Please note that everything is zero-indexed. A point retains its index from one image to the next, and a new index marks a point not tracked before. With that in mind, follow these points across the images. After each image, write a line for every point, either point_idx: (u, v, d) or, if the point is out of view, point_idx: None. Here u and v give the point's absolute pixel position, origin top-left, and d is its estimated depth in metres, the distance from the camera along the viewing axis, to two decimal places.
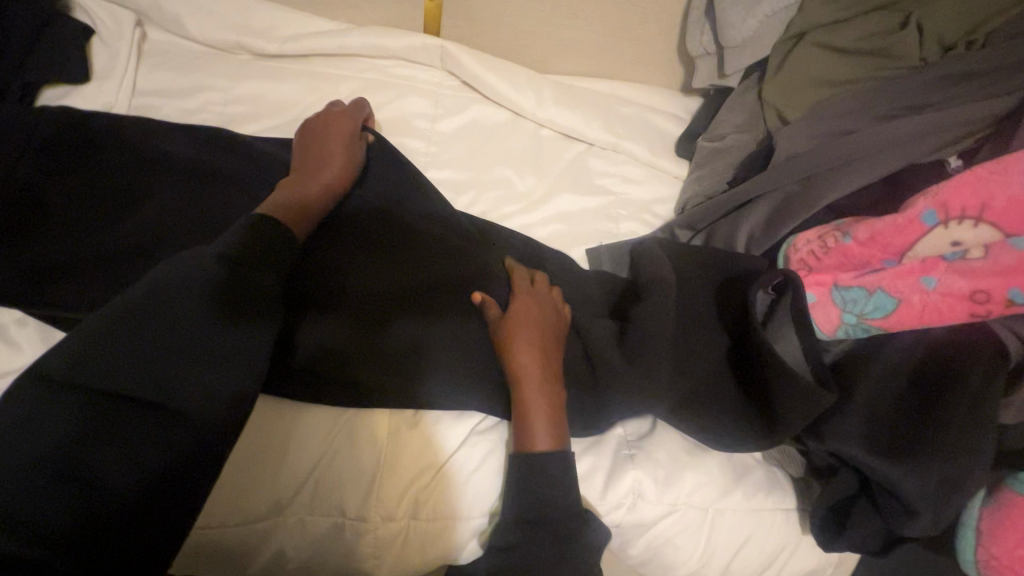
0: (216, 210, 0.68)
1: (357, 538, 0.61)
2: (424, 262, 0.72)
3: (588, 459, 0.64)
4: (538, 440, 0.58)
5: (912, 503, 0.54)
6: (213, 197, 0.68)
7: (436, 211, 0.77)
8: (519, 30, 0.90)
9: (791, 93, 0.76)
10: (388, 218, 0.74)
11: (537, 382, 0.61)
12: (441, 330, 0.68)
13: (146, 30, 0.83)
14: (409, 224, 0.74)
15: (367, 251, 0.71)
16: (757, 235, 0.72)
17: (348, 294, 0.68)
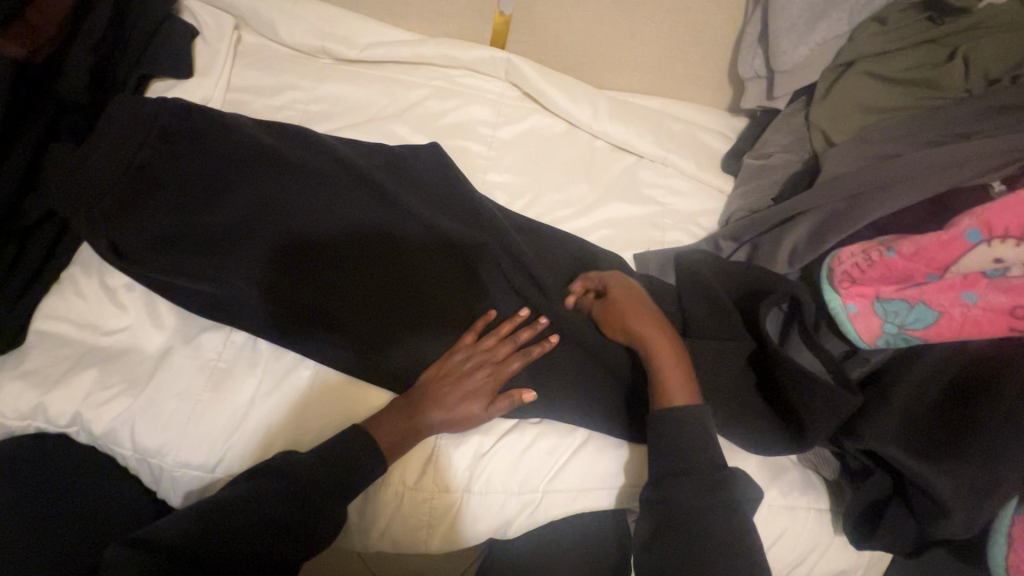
0: (290, 200, 0.73)
1: (414, 505, 0.66)
2: (417, 275, 0.72)
3: (631, 449, 0.69)
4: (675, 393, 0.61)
5: (947, 505, 0.56)
6: (290, 187, 0.74)
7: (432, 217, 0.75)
8: (579, 48, 0.96)
9: (838, 117, 0.81)
10: (380, 229, 0.74)
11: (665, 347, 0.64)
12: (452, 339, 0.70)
13: (241, 33, 0.91)
14: (400, 238, 0.74)
15: (357, 265, 0.72)
16: (801, 247, 0.75)
17: (375, 300, 0.70)
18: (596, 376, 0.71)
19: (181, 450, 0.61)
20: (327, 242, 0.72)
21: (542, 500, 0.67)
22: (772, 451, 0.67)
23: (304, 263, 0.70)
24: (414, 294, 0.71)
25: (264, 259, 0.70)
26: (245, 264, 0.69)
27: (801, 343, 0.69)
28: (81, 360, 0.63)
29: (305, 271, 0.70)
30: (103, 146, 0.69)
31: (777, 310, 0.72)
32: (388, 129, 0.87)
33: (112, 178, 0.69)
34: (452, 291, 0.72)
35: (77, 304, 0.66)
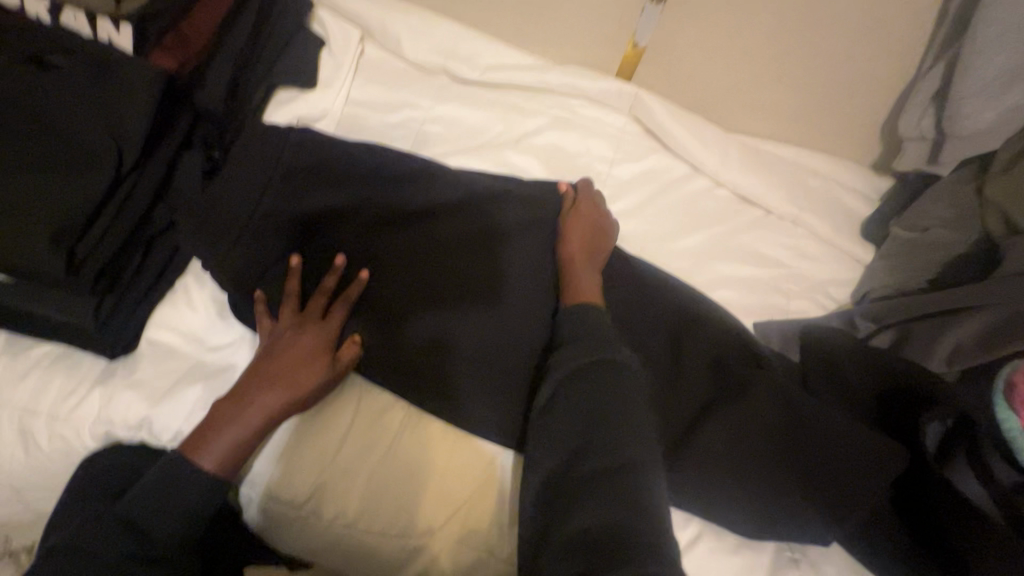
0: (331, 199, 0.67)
1: (501, 573, 0.61)
2: (440, 258, 0.67)
3: (745, 553, 0.63)
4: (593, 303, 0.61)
5: None
6: (334, 185, 0.68)
7: (458, 199, 0.70)
8: (712, 86, 0.88)
9: (1023, 196, 0.69)
10: (417, 213, 0.69)
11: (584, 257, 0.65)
12: (470, 329, 0.66)
13: (366, 45, 0.90)
14: (416, 219, 0.68)
15: (377, 238, 0.67)
16: (965, 347, 0.65)
17: (392, 291, 0.66)
18: (713, 459, 0.63)
19: (276, 481, 0.61)
20: (352, 217, 0.68)
21: None
22: None
23: (330, 236, 0.67)
24: (436, 278, 0.67)
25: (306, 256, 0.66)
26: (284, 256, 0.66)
27: (964, 466, 0.59)
28: (184, 378, 0.62)
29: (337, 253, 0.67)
30: (230, 176, 0.65)
31: (939, 423, 0.62)
32: (503, 157, 0.84)
33: (232, 211, 0.64)
34: (477, 274, 0.67)
35: (187, 315, 0.65)
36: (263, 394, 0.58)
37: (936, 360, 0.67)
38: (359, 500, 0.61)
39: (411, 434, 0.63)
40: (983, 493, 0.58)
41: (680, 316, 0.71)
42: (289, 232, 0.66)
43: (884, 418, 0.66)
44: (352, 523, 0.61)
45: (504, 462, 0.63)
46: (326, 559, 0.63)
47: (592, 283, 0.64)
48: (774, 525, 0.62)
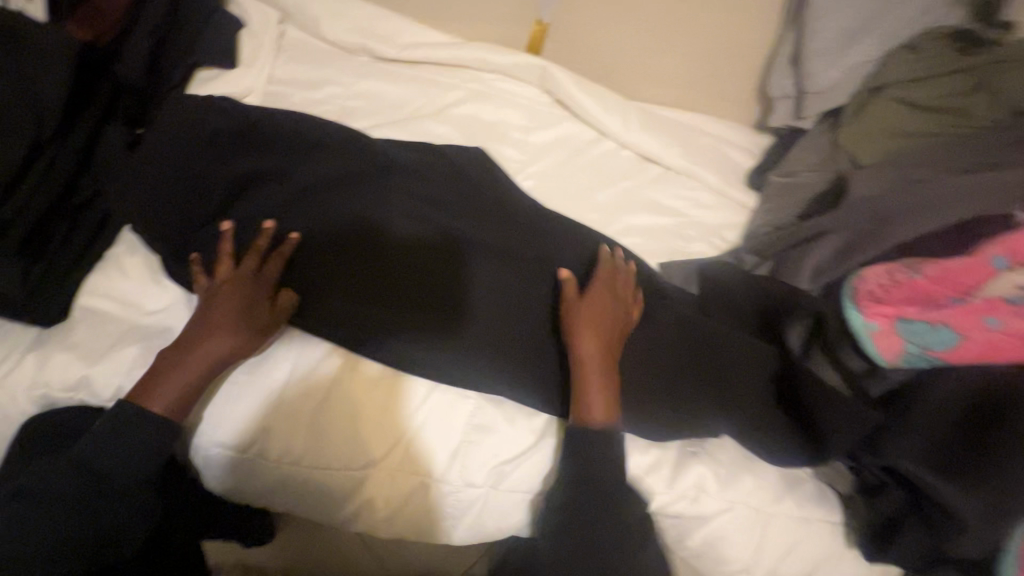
0: (318, 197, 0.73)
1: (441, 496, 0.67)
2: (395, 273, 0.72)
3: (654, 454, 0.69)
4: (591, 415, 0.64)
5: (962, 519, 0.58)
6: (324, 182, 0.75)
7: (405, 198, 0.77)
8: (612, 58, 0.98)
9: (864, 139, 0.83)
10: (344, 177, 0.75)
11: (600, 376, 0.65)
12: (436, 329, 0.70)
13: (285, 27, 0.94)
14: (403, 232, 0.74)
15: (332, 256, 0.71)
16: (826, 266, 0.76)
17: (365, 288, 0.71)
18: (621, 375, 0.71)
19: (222, 428, 0.64)
20: (307, 232, 0.71)
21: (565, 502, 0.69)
22: (794, 463, 0.68)
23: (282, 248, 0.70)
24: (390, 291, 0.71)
25: (238, 213, 0.71)
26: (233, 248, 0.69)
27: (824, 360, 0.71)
28: (120, 339, 0.64)
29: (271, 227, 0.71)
30: (162, 142, 0.71)
31: (800, 325, 0.72)
32: (425, 129, 0.89)
33: (167, 173, 0.70)
34: (430, 289, 0.72)
35: (119, 281, 0.67)
36: (186, 367, 0.61)
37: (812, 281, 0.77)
38: (301, 442, 0.65)
39: (355, 387, 0.67)
40: (836, 375, 0.70)
41: (590, 257, 0.78)
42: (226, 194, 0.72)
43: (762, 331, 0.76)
44: (298, 462, 0.65)
45: (435, 396, 0.68)
46: (276, 499, 0.68)
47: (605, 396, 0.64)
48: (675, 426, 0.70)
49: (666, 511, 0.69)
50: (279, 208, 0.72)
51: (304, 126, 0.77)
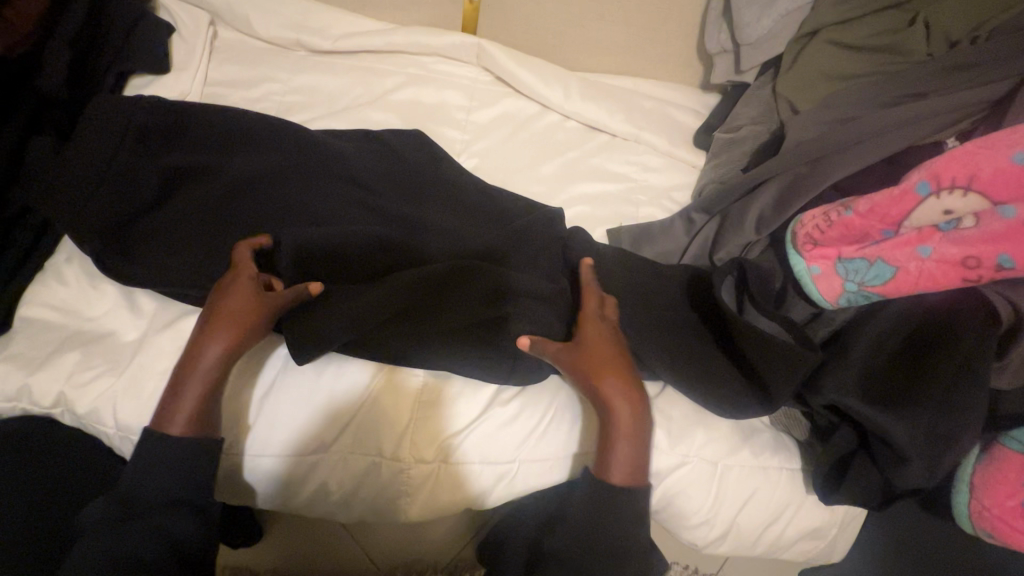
0: (317, 209, 0.74)
1: (391, 475, 0.67)
2: (427, 284, 0.69)
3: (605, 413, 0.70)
4: (615, 474, 0.62)
5: (906, 453, 0.58)
6: (312, 187, 0.75)
7: (362, 213, 0.76)
8: (548, 31, 0.98)
9: (802, 86, 0.81)
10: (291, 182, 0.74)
11: (633, 438, 0.61)
12: (462, 343, 0.69)
13: (219, 29, 0.94)
14: (421, 248, 0.73)
15: (380, 274, 0.71)
16: (767, 214, 0.74)
17: (373, 309, 0.66)
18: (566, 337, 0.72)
19: None
20: (349, 252, 0.71)
21: (519, 469, 0.69)
22: (741, 415, 0.68)
23: (317, 270, 0.69)
24: (435, 303, 0.69)
25: (173, 207, 0.72)
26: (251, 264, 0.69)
27: (757, 311, 0.70)
28: (62, 347, 0.65)
29: (214, 220, 0.71)
30: (88, 142, 0.71)
31: (728, 279, 0.74)
32: (364, 117, 0.89)
33: (94, 171, 0.70)
34: (481, 289, 0.70)
35: (60, 290, 0.69)
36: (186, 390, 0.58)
37: (724, 255, 0.78)
38: (237, 428, 0.66)
39: (328, 377, 0.68)
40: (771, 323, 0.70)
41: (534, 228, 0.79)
42: (159, 189, 0.72)
43: (696, 290, 0.76)
44: (231, 451, 0.66)
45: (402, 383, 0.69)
46: (234, 492, 0.68)
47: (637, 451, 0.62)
48: None
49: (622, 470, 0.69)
50: (212, 201, 0.72)
51: (245, 120, 0.78)
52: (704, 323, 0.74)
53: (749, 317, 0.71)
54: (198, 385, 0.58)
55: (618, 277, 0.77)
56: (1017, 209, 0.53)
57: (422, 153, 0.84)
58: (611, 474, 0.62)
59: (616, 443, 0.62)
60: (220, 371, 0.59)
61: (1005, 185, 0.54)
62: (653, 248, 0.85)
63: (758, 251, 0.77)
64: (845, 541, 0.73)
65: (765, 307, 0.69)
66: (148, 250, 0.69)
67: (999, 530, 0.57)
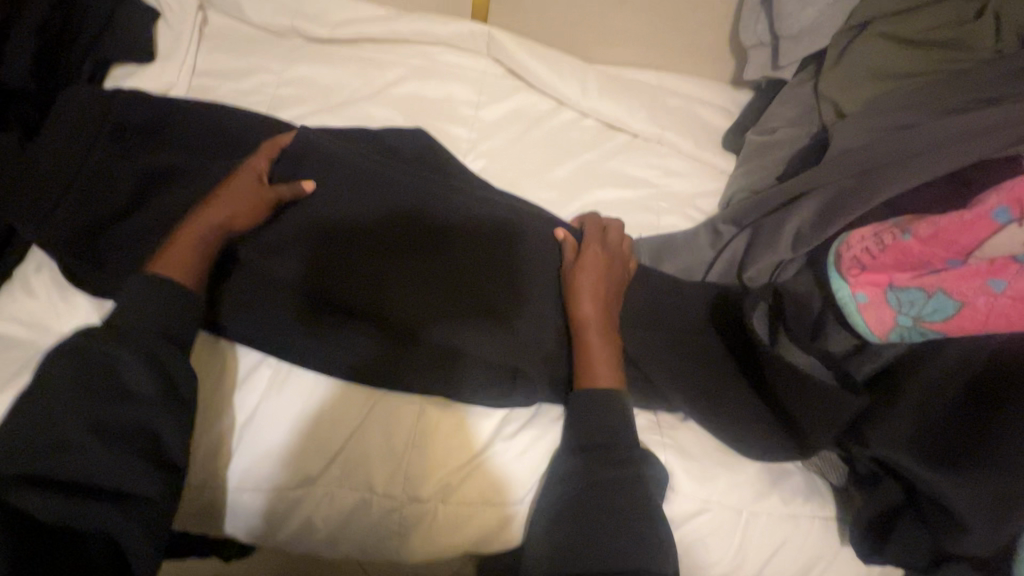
0: (323, 191, 0.68)
1: (383, 513, 0.61)
2: (436, 301, 0.65)
3: None
4: (600, 378, 0.60)
5: (965, 519, 0.50)
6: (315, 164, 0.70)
7: (373, 193, 0.69)
8: (565, 18, 0.90)
9: (849, 86, 0.73)
10: (327, 190, 0.67)
11: (608, 345, 0.62)
12: (486, 333, 0.64)
13: (209, 14, 0.87)
14: (442, 226, 0.68)
15: (404, 256, 0.66)
16: (806, 232, 0.66)
17: (402, 298, 0.64)
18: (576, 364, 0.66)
19: None
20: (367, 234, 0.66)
21: (523, 510, 0.62)
22: (773, 459, 0.61)
23: (335, 254, 0.65)
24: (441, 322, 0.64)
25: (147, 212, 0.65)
26: (262, 251, 0.64)
27: (790, 340, 0.61)
28: (25, 366, 0.60)
29: None
30: (57, 140, 0.66)
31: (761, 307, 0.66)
32: (362, 111, 0.82)
33: (59, 172, 0.64)
34: (502, 280, 0.67)
35: (26, 302, 0.63)
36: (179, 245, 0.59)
37: (755, 274, 0.69)
38: (213, 460, 0.60)
39: (316, 402, 0.62)
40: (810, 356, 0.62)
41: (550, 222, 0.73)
42: (129, 191, 0.65)
43: (722, 316, 0.69)
44: (207, 484, 0.60)
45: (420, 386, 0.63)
46: (212, 526, 0.63)
47: (604, 348, 0.62)
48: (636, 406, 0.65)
49: None
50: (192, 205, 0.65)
51: (235, 117, 0.72)
52: (732, 352, 0.66)
53: (782, 350, 0.63)
54: (187, 244, 0.59)
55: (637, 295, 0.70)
56: None
57: (427, 152, 0.78)
58: (596, 378, 0.60)
59: (600, 354, 0.61)
60: (216, 237, 0.61)
61: None
62: (674, 262, 0.78)
63: (792, 272, 0.69)
64: None
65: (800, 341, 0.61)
66: (117, 260, 0.63)
67: None
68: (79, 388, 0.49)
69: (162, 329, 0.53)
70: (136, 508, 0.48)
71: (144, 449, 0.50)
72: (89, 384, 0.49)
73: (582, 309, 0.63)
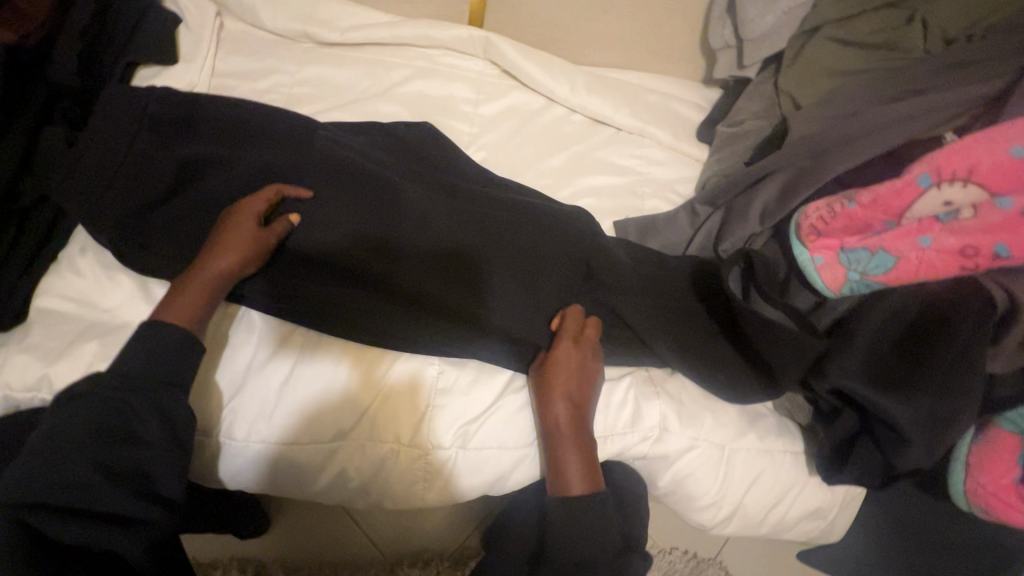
0: (303, 200, 0.74)
1: (408, 462, 0.69)
2: (429, 278, 0.72)
3: (621, 388, 0.71)
4: (571, 489, 0.65)
5: (907, 434, 0.60)
6: (304, 164, 0.76)
7: (348, 200, 0.74)
8: (553, 24, 0.99)
9: (805, 82, 0.84)
10: (338, 162, 0.76)
11: (580, 443, 0.65)
12: (451, 333, 0.71)
13: (225, 20, 0.94)
14: (411, 237, 0.74)
15: (376, 262, 0.72)
16: (771, 206, 0.77)
17: (376, 300, 0.72)
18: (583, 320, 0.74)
19: None
20: (339, 242, 0.72)
21: (534, 453, 0.71)
22: (748, 400, 0.71)
23: (309, 262, 0.72)
24: (415, 307, 0.72)
25: (186, 199, 0.72)
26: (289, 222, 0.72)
27: (761, 298, 0.72)
28: (78, 336, 0.65)
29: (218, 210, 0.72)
30: (99, 132, 0.72)
31: (735, 270, 0.76)
32: (372, 109, 0.90)
33: (103, 161, 0.71)
34: (466, 287, 0.73)
35: (73, 280, 0.69)
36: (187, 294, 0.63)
37: (729, 246, 0.80)
38: (253, 416, 0.67)
39: (321, 367, 0.69)
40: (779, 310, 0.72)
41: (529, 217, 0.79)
42: (169, 178, 0.72)
43: (702, 280, 0.79)
44: (248, 437, 0.66)
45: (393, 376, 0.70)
46: (250, 481, 0.68)
47: (583, 452, 0.66)
48: (630, 360, 0.74)
49: (630, 453, 0.71)
50: (228, 192, 0.73)
51: (259, 113, 0.79)
52: (711, 311, 0.76)
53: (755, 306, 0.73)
54: (196, 292, 0.63)
55: (627, 266, 0.79)
56: (1013, 201, 0.56)
57: (435, 144, 0.86)
58: (568, 488, 0.65)
59: (575, 444, 0.65)
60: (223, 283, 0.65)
61: (1002, 177, 0.56)
62: (658, 239, 0.87)
63: (761, 243, 0.80)
64: (845, 520, 0.76)
65: (770, 297, 0.71)
66: (160, 241, 0.70)
67: (993, 507, 0.60)
68: (90, 434, 0.54)
69: (167, 377, 0.58)
70: (136, 532, 0.55)
71: (141, 489, 0.56)
72: (99, 428, 0.55)
73: (554, 407, 0.66)
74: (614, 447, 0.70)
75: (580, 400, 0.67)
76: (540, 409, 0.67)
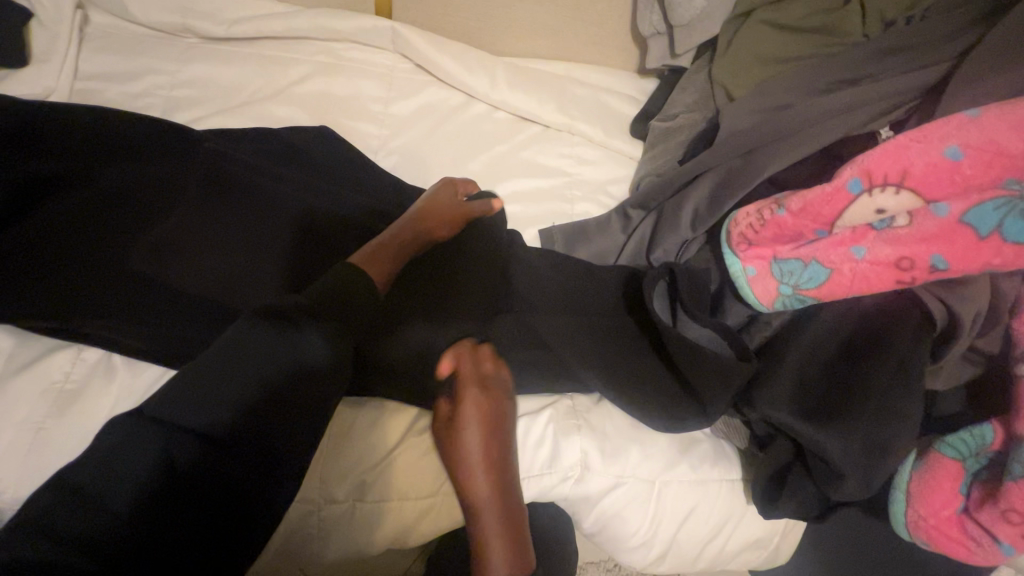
0: (174, 218, 0.65)
1: (298, 520, 0.60)
2: None
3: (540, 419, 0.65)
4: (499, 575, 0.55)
5: (840, 469, 0.54)
6: (179, 177, 0.69)
7: (226, 218, 0.66)
8: (469, 11, 0.91)
9: (737, 72, 0.76)
10: (216, 174, 0.68)
11: (501, 516, 0.56)
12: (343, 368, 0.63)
13: (92, 14, 0.83)
14: (296, 257, 0.66)
15: (256, 287, 0.64)
16: (702, 211, 0.70)
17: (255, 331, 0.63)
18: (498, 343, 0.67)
19: (17, 485, 0.54)
20: (212, 266, 0.64)
21: (442, 501, 0.63)
22: (683, 428, 0.63)
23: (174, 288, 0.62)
24: None
25: (33, 225, 0.63)
26: (148, 251, 0.63)
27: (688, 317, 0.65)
28: None
29: (66, 232, 0.63)
30: None
31: (660, 286, 0.68)
32: (264, 111, 0.80)
33: None
34: None
35: None
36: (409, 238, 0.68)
37: (662, 255, 0.73)
38: None
39: None
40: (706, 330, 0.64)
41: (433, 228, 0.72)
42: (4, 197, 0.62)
43: (631, 294, 0.72)
44: None
45: None
46: None
47: (507, 525, 0.56)
48: (550, 386, 0.67)
49: (552, 493, 0.64)
50: (81, 214, 0.64)
51: (130, 123, 0.71)
52: (640, 328, 0.69)
53: (682, 325, 0.66)
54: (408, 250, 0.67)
55: (547, 283, 0.71)
56: (949, 206, 0.51)
57: (336, 151, 0.77)
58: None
59: (488, 513, 0.56)
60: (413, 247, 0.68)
61: (935, 181, 0.51)
62: (588, 247, 0.79)
63: (695, 250, 0.72)
64: (789, 547, 0.71)
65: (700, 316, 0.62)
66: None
67: (934, 540, 0.55)
68: None
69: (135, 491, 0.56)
70: None
71: None
72: None
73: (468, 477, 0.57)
74: (533, 489, 0.63)
75: (499, 464, 0.58)
76: (457, 482, 0.58)
